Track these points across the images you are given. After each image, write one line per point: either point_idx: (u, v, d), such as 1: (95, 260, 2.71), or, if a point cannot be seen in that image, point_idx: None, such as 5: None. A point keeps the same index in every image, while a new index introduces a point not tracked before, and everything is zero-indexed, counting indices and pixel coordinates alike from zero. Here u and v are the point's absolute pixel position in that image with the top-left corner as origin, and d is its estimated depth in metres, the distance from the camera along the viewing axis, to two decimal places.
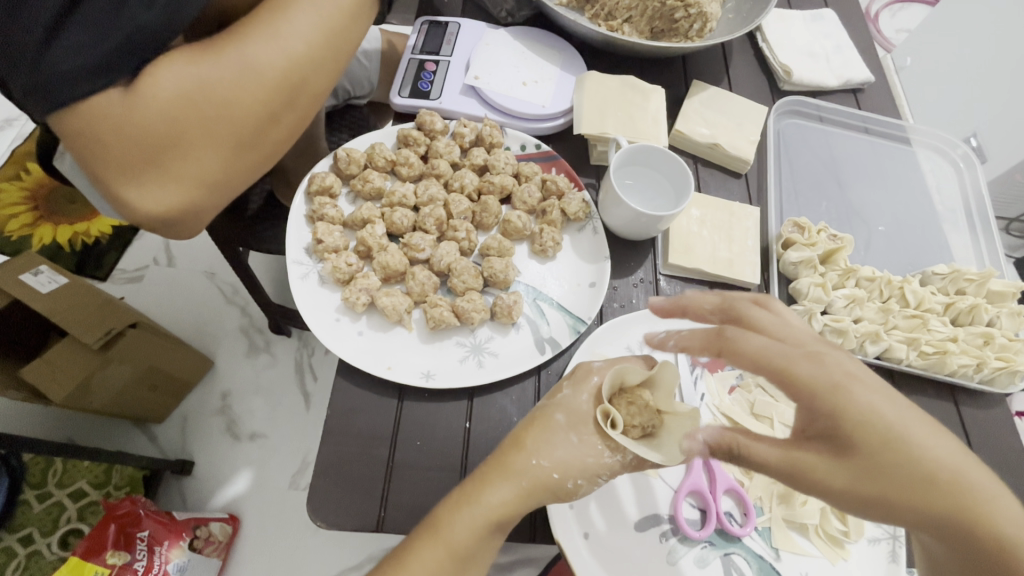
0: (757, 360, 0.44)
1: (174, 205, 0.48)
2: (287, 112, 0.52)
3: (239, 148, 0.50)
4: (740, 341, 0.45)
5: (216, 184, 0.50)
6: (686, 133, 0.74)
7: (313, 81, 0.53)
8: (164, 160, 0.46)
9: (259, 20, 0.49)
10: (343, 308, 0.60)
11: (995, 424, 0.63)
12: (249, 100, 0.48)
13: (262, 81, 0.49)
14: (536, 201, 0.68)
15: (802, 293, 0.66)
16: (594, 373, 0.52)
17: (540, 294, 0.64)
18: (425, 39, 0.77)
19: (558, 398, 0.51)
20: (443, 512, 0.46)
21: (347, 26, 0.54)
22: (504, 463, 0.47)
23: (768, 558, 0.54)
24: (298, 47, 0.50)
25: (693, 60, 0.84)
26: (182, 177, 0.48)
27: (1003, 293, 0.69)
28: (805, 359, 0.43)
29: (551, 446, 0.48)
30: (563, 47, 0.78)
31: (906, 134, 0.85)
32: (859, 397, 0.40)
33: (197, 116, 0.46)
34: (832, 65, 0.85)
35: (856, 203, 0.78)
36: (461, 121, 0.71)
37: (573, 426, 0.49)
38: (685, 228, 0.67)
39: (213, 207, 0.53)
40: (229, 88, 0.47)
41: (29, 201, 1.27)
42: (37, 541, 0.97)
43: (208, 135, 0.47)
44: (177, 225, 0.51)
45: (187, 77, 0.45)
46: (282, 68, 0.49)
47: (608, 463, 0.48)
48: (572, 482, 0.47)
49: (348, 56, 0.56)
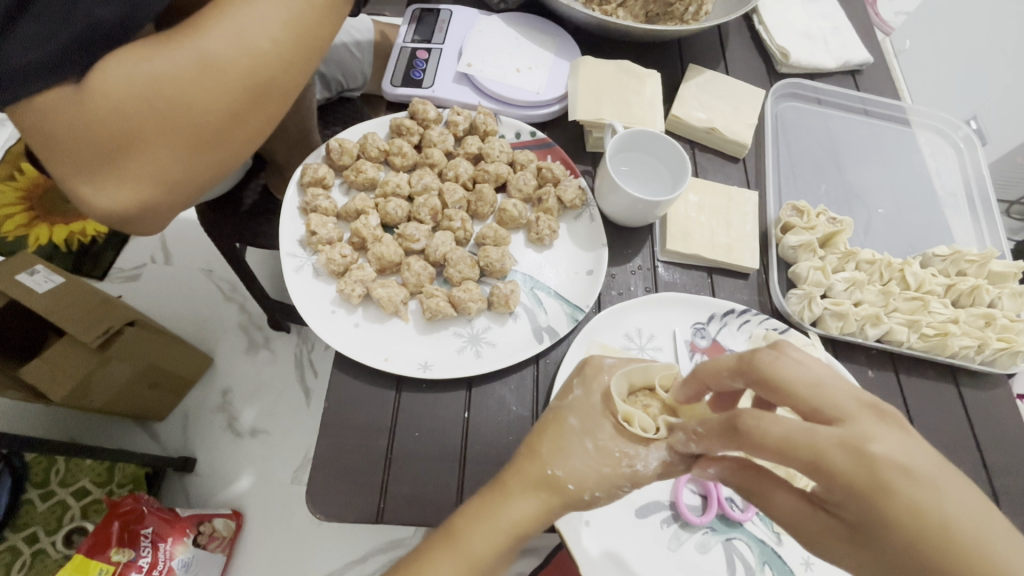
0: (780, 449, 0.35)
1: (132, 208, 0.45)
2: (253, 113, 0.48)
3: (201, 151, 0.46)
4: (757, 431, 0.36)
5: (178, 183, 0.47)
6: (682, 118, 0.73)
7: (282, 80, 0.48)
8: (119, 162, 0.43)
9: (222, 10, 0.44)
10: (339, 299, 0.59)
11: (997, 404, 0.63)
12: (209, 102, 0.44)
13: (223, 79, 0.44)
14: (532, 188, 0.67)
15: (802, 277, 0.66)
16: (604, 370, 0.51)
17: (537, 283, 0.63)
18: (416, 28, 0.76)
19: (569, 400, 0.50)
20: (460, 523, 0.45)
21: (319, 21, 0.48)
22: (521, 471, 0.46)
23: (770, 542, 0.53)
24: (263, 44, 0.45)
25: (689, 44, 0.83)
26: (138, 180, 0.44)
27: (1004, 274, 0.69)
28: (840, 447, 0.33)
29: (565, 455, 0.46)
30: (557, 32, 0.77)
31: (905, 116, 0.84)
32: (904, 497, 0.31)
33: (152, 117, 0.42)
34: (831, 47, 0.84)
35: (856, 185, 0.78)
36: (455, 109, 0.70)
37: (588, 432, 0.48)
38: (683, 214, 0.67)
39: (178, 205, 0.50)
40: (186, 88, 0.42)
41: (25, 201, 1.26)
42: (42, 539, 0.98)
43: (165, 138, 0.43)
44: (139, 223, 0.49)
45: (138, 75, 0.41)
46: (245, 66, 0.45)
47: (626, 473, 0.46)
48: (590, 494, 0.46)
49: (323, 51, 0.51)
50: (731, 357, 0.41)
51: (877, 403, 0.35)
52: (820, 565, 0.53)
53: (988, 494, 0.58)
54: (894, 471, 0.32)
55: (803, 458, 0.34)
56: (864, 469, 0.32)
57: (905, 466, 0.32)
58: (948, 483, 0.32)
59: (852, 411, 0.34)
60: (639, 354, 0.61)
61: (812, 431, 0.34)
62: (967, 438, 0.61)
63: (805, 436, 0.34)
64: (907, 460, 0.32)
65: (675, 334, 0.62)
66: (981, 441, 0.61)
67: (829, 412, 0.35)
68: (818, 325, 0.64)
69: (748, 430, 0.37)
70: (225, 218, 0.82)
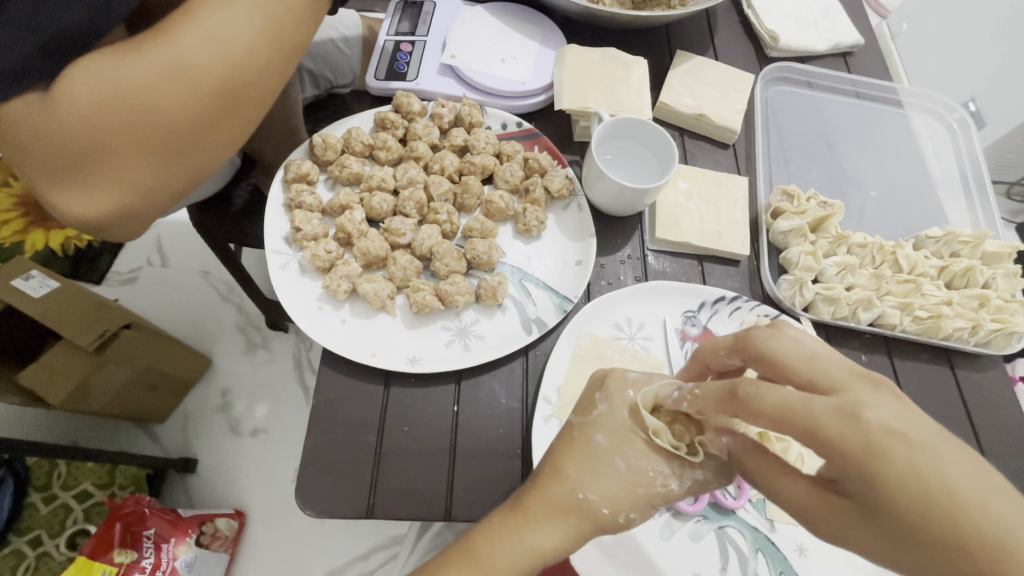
0: (779, 417, 0.35)
1: (106, 214, 0.45)
2: (227, 118, 0.47)
3: (174, 156, 0.45)
4: (754, 398, 0.37)
5: (153, 190, 0.46)
6: (671, 105, 0.72)
7: (257, 86, 0.47)
8: (89, 169, 0.42)
9: (194, 13, 0.43)
10: (325, 295, 0.59)
11: (994, 386, 0.63)
12: (181, 108, 0.43)
13: (196, 86, 0.43)
14: (519, 179, 0.66)
15: (793, 262, 0.65)
16: (628, 386, 0.48)
17: (525, 274, 0.63)
18: (399, 21, 0.75)
19: (594, 416, 0.47)
20: (479, 541, 0.44)
21: (294, 24, 0.48)
22: (545, 496, 0.44)
23: (764, 529, 0.53)
24: (236, 49, 0.44)
25: (677, 30, 0.82)
26: (110, 186, 0.44)
27: (999, 254, 0.68)
28: (834, 413, 0.34)
29: (596, 476, 0.44)
30: (542, 21, 0.76)
31: (898, 98, 0.83)
32: (898, 459, 0.32)
33: (121, 124, 0.41)
34: (821, 29, 0.83)
35: (848, 169, 0.77)
36: (440, 101, 0.69)
37: (619, 450, 0.45)
38: (672, 201, 0.66)
39: (154, 211, 0.49)
40: (156, 96, 0.42)
41: (20, 207, 1.01)
42: (46, 542, 0.98)
43: (135, 145, 0.43)
44: (116, 229, 0.48)
45: (106, 82, 0.40)
46: (219, 71, 0.44)
47: (660, 493, 0.45)
48: (624, 516, 0.44)
49: (300, 52, 0.51)
50: (727, 338, 0.44)
51: (874, 374, 0.36)
52: (814, 550, 0.53)
53: None
54: (886, 439, 0.33)
55: (801, 427, 0.35)
56: (857, 436, 0.33)
57: (895, 431, 0.33)
58: (951, 452, 0.32)
59: (848, 380, 0.36)
60: (629, 343, 0.60)
61: (808, 400, 0.35)
62: (962, 420, 0.60)
63: (801, 404, 0.35)
64: (902, 426, 0.33)
65: (664, 323, 0.61)
66: (976, 423, 0.60)
67: (825, 383, 0.36)
68: (810, 310, 0.63)
69: (747, 397, 0.37)
70: (215, 219, 0.81)
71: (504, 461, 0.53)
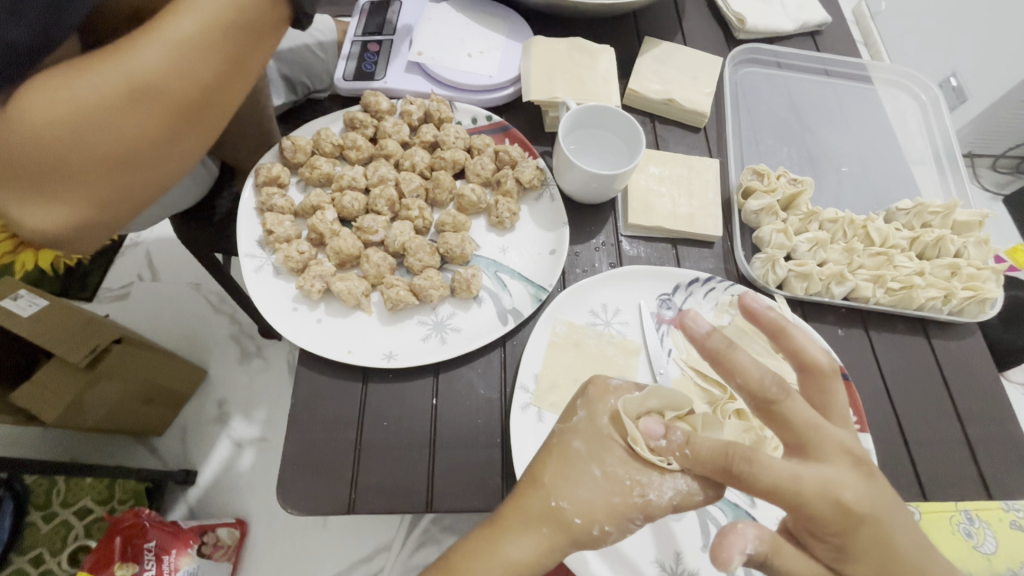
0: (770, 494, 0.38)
1: (68, 225, 0.45)
2: (190, 128, 0.48)
3: (136, 167, 0.46)
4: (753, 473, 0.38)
5: (116, 201, 0.47)
6: (639, 91, 0.73)
7: (219, 98, 0.48)
8: (51, 183, 0.43)
9: (153, 25, 0.43)
10: (300, 296, 0.59)
11: (970, 354, 0.63)
12: (143, 123, 0.44)
13: (158, 101, 0.44)
14: (490, 172, 0.67)
15: (765, 241, 0.65)
16: (610, 392, 0.47)
17: (500, 266, 0.63)
18: (365, 21, 0.76)
19: (574, 423, 0.46)
20: (462, 556, 0.43)
21: (254, 36, 0.48)
22: (522, 505, 0.44)
23: (743, 505, 0.54)
24: (199, 63, 0.45)
25: (645, 17, 0.82)
26: (72, 198, 0.44)
27: (968, 223, 0.68)
28: (820, 495, 0.38)
29: (571, 484, 0.43)
30: (509, 15, 0.77)
31: (866, 74, 0.83)
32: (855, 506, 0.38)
33: (82, 140, 0.41)
34: (788, 9, 0.83)
35: (820, 146, 0.77)
36: (408, 98, 0.69)
37: (596, 456, 0.44)
38: (644, 186, 0.66)
39: (116, 221, 0.50)
40: (120, 113, 0.42)
41: None
42: (48, 560, 0.99)
43: (96, 160, 0.43)
44: (79, 240, 0.48)
45: (66, 100, 0.40)
46: (183, 87, 0.45)
47: (637, 503, 0.43)
48: (599, 529, 0.43)
49: (261, 59, 0.51)
50: (756, 377, 0.40)
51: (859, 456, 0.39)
52: None
53: (962, 443, 0.58)
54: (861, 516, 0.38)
55: (787, 500, 0.38)
56: (839, 518, 0.38)
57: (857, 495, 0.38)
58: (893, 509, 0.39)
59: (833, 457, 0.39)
60: (605, 329, 0.61)
61: (797, 479, 0.38)
62: (938, 388, 0.61)
63: (792, 484, 0.38)
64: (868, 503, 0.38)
65: (641, 308, 0.62)
66: (952, 391, 0.61)
67: (812, 451, 0.39)
68: (784, 288, 0.64)
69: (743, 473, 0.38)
70: (197, 228, 0.80)
71: (485, 451, 0.54)
